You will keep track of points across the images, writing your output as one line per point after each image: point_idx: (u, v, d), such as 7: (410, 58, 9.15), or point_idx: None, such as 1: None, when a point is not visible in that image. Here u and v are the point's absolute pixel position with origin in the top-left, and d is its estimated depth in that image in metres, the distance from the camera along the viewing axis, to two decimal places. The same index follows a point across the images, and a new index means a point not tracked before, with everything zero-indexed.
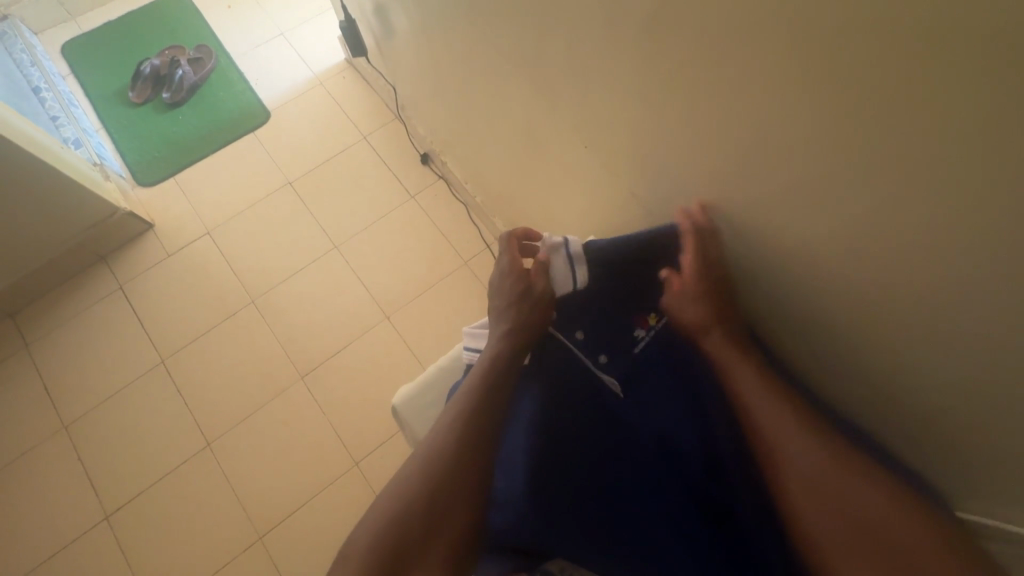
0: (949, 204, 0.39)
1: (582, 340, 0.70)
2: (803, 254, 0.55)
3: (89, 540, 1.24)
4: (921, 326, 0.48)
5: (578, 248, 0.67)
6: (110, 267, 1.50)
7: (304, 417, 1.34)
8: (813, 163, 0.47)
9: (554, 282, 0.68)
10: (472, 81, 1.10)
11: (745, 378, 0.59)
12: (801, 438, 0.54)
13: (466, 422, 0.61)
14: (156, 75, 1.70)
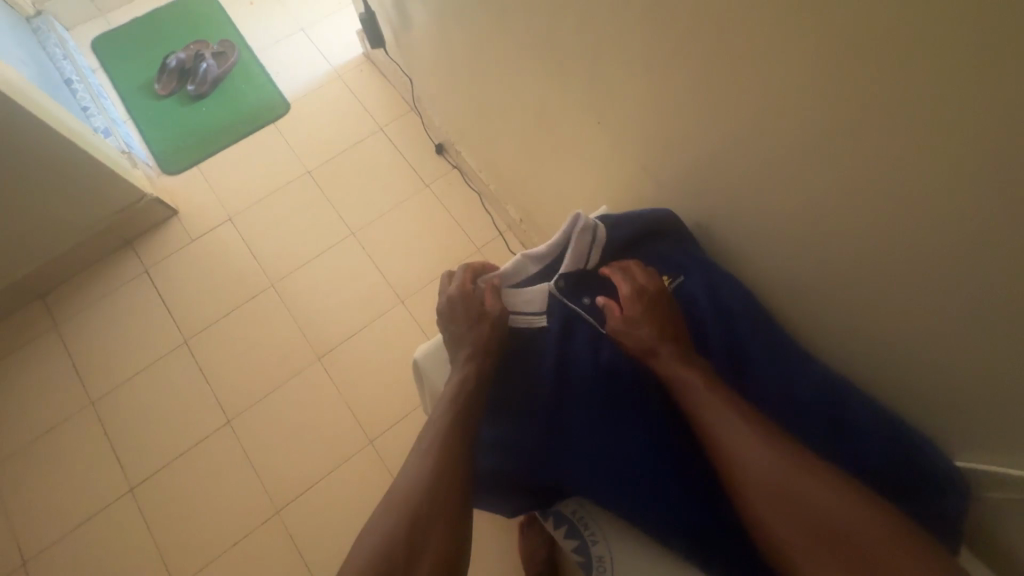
0: (972, 124, 0.43)
1: (589, 305, 0.74)
2: (825, 196, 0.58)
3: (117, 510, 1.29)
4: (937, 258, 0.52)
5: (601, 229, 0.74)
6: (135, 250, 1.55)
7: (321, 397, 1.38)
8: (838, 103, 0.51)
9: (577, 258, 0.74)
10: (484, 65, 1.14)
11: (688, 389, 0.62)
12: (746, 438, 0.58)
13: (450, 435, 0.65)
14: (182, 68, 1.76)
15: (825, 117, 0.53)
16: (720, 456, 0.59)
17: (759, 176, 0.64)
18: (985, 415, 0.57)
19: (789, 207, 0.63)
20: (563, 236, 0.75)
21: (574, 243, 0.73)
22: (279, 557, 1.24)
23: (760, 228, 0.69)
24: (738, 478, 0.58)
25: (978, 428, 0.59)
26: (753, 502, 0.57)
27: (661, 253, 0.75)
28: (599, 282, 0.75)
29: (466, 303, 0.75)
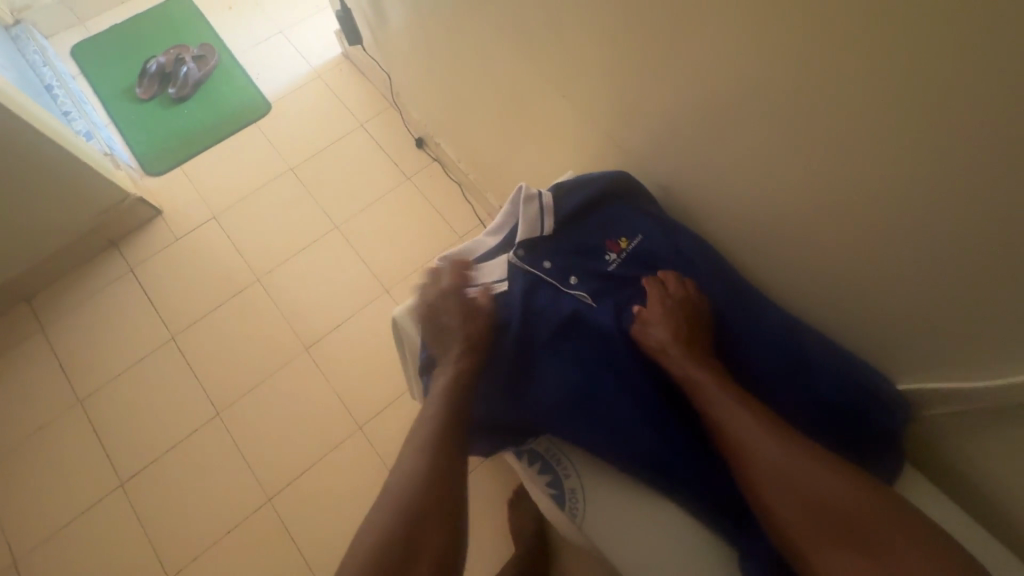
0: (883, 57, 0.49)
1: (550, 269, 0.69)
2: (769, 143, 0.64)
3: (107, 505, 1.30)
4: (869, 188, 0.58)
5: (548, 199, 0.71)
6: (120, 251, 1.57)
7: (310, 386, 1.40)
8: (773, 52, 0.57)
9: (526, 227, 0.70)
10: (458, 54, 1.18)
11: (704, 388, 0.63)
12: (753, 426, 0.60)
13: (440, 441, 0.63)
14: (162, 72, 1.79)
15: (773, 65, 0.58)
16: (733, 447, 0.60)
17: (711, 131, 0.70)
18: (922, 337, 0.63)
19: (745, 158, 0.68)
20: (512, 206, 0.72)
21: (523, 213, 0.70)
22: (273, 542, 1.26)
23: (716, 183, 0.74)
24: (750, 467, 0.59)
25: (919, 350, 0.64)
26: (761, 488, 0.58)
27: (622, 210, 0.73)
28: (558, 246, 0.71)
29: (456, 298, 0.68)
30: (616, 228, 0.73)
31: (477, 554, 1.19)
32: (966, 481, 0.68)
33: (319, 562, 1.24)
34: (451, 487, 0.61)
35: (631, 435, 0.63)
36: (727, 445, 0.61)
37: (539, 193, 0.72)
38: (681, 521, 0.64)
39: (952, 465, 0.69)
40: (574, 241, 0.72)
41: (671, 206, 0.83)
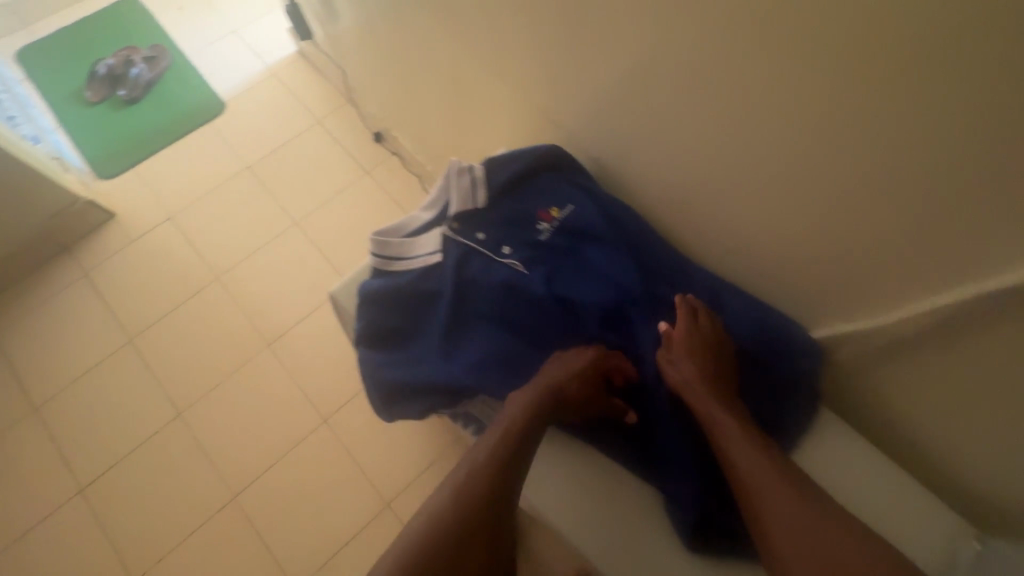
0: (774, 14, 0.53)
1: (483, 240, 0.71)
2: (688, 108, 0.67)
3: (67, 512, 1.28)
4: (777, 143, 0.61)
5: (480, 172, 0.74)
6: (73, 255, 1.54)
7: (273, 382, 1.40)
8: (681, 18, 0.60)
9: (459, 199, 0.72)
10: (405, 44, 1.20)
11: (723, 422, 0.59)
12: (766, 466, 0.56)
13: (495, 476, 0.57)
14: (112, 74, 1.76)
15: (683, 32, 0.61)
16: (738, 480, 0.56)
17: (636, 102, 0.73)
18: (836, 287, 0.66)
19: (668, 127, 0.71)
20: (445, 181, 0.74)
21: (455, 186, 0.73)
22: (241, 539, 1.25)
23: (645, 154, 0.77)
24: (756, 503, 0.55)
25: (835, 300, 0.68)
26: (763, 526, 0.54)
27: (555, 183, 0.75)
28: (490, 218, 0.73)
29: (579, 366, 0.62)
30: (549, 199, 0.74)
31: None
32: (888, 426, 0.72)
33: (287, 556, 1.24)
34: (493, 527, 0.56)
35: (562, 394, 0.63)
36: (735, 479, 0.57)
37: (470, 167, 0.74)
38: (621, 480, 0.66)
39: (874, 412, 0.73)
40: (507, 212, 0.74)
41: (607, 181, 0.85)
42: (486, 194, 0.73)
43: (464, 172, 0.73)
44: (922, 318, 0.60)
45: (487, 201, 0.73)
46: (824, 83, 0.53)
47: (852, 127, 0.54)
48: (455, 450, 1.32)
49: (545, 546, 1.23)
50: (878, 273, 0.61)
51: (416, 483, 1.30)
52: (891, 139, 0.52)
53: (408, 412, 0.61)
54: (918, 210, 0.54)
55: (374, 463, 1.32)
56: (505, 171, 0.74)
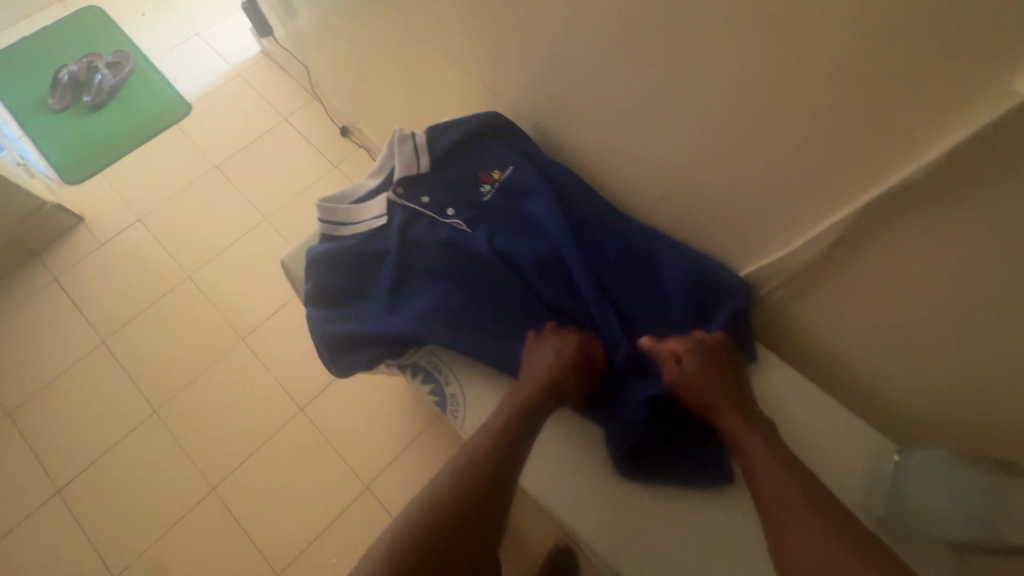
0: None
1: (427, 203, 0.74)
2: (612, 67, 0.70)
3: (46, 513, 1.28)
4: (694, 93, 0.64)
5: (422, 139, 0.76)
6: (43, 261, 1.54)
7: (249, 375, 1.41)
8: None
9: (403, 164, 0.75)
10: (360, 32, 1.22)
11: (743, 438, 0.60)
12: (789, 484, 0.55)
13: (493, 467, 0.57)
14: (76, 81, 1.77)
15: None
16: (760, 498, 0.56)
17: (567, 66, 0.75)
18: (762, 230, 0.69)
19: (598, 88, 0.74)
20: (389, 148, 0.76)
21: (399, 151, 0.75)
22: (221, 528, 1.26)
23: (581, 118, 0.80)
24: (777, 522, 0.53)
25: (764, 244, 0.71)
26: (781, 545, 0.52)
27: (497, 147, 0.78)
28: (434, 183, 0.76)
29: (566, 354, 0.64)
30: (492, 162, 0.77)
31: None
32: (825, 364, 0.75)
33: (270, 543, 1.25)
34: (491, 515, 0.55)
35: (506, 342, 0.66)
36: (760, 500, 0.56)
37: (412, 135, 0.77)
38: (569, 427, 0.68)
39: (811, 352, 0.76)
40: (450, 177, 0.76)
41: (553, 148, 0.88)
42: (429, 159, 0.76)
43: (406, 139, 0.76)
44: (836, 251, 0.63)
45: (431, 167, 0.76)
46: (727, 30, 0.56)
47: (757, 72, 0.57)
48: (433, 429, 1.34)
49: (524, 515, 1.26)
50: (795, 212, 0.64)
51: (396, 464, 1.32)
52: (790, 78, 0.55)
53: (356, 362, 0.65)
54: (823, 145, 0.57)
55: (353, 447, 1.34)
56: (447, 138, 0.77)
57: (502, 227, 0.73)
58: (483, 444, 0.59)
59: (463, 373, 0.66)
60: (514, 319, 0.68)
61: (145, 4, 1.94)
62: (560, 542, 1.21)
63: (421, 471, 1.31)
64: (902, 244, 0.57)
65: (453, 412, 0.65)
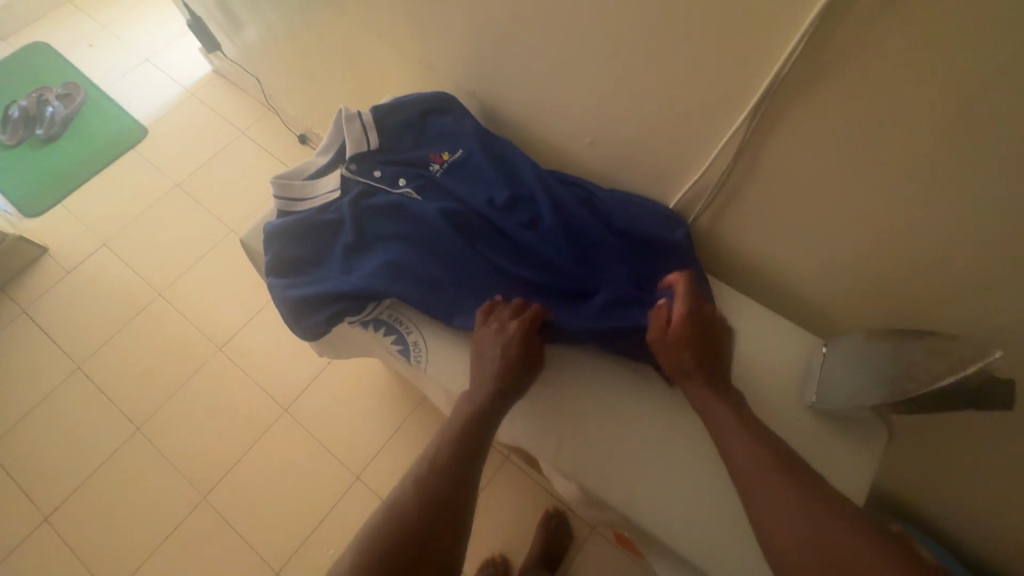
0: None
1: (379, 176, 0.77)
2: (528, 29, 0.74)
3: (34, 542, 1.27)
4: (599, 44, 0.67)
5: (369, 118, 0.79)
6: (10, 294, 1.53)
7: (230, 383, 1.42)
8: None
9: (351, 143, 0.77)
10: (304, 35, 1.25)
11: (710, 404, 0.60)
12: (750, 450, 0.55)
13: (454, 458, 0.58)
14: (27, 116, 1.77)
15: None
16: (735, 472, 0.55)
17: (490, 34, 0.79)
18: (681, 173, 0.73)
19: (521, 52, 0.78)
20: (338, 128, 0.79)
21: (347, 131, 0.77)
22: (215, 535, 1.27)
23: (512, 85, 0.84)
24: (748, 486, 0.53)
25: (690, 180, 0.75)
26: (756, 507, 0.52)
27: (445, 123, 0.81)
28: (384, 157, 0.79)
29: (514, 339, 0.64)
30: (442, 142, 0.80)
31: None
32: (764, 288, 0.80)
33: (265, 543, 1.26)
34: (456, 504, 0.56)
35: (461, 296, 0.69)
36: (731, 467, 0.56)
37: (359, 113, 0.79)
38: None
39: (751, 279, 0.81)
40: (399, 152, 0.80)
41: (494, 119, 0.93)
42: (378, 137, 0.79)
43: (355, 118, 0.78)
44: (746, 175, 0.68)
45: (381, 144, 0.80)
46: None
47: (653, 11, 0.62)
48: (417, 415, 1.37)
49: (513, 485, 1.28)
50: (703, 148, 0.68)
51: (383, 452, 1.34)
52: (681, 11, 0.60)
53: (318, 322, 0.69)
54: None
55: (339, 441, 1.36)
56: (393, 117, 0.81)
57: (451, 195, 0.76)
58: (444, 445, 0.60)
59: (423, 323, 0.71)
60: (464, 270, 0.71)
61: (91, 35, 1.96)
62: (550, 507, 1.24)
63: (411, 458, 1.33)
64: (787, 162, 0.61)
65: (416, 357, 0.70)
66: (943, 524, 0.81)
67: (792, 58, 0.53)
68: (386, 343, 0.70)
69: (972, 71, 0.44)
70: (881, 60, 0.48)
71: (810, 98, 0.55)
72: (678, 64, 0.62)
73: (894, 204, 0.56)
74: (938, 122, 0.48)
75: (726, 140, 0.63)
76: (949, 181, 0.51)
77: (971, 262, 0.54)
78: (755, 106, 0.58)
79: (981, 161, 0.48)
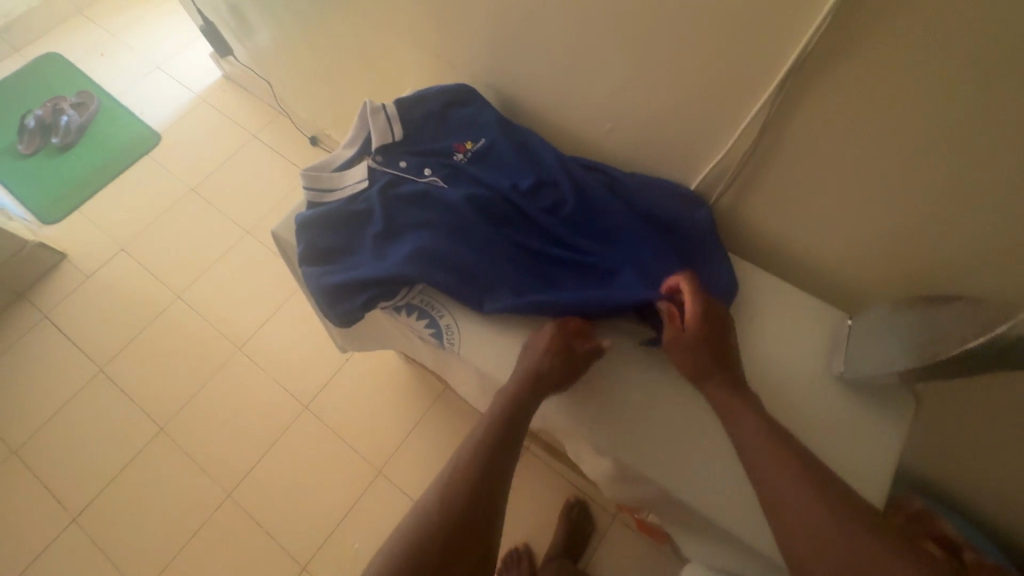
0: None
1: (405, 167, 0.78)
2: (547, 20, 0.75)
3: (63, 542, 1.29)
4: (619, 31, 0.69)
5: (393, 110, 0.80)
6: (31, 300, 1.56)
7: (250, 382, 1.44)
8: None
9: (377, 135, 0.79)
10: (317, 36, 1.27)
11: (734, 409, 0.59)
12: (776, 456, 0.54)
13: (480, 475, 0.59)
14: (42, 125, 1.80)
15: None
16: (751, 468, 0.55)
17: (509, 26, 0.81)
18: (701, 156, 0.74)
19: (540, 43, 0.79)
20: (362, 121, 0.80)
21: (372, 124, 0.79)
22: (241, 531, 1.29)
23: (529, 76, 0.86)
24: (771, 498, 0.53)
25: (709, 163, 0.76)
26: (781, 519, 0.51)
27: (467, 115, 0.83)
28: (409, 148, 0.80)
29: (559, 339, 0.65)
30: (464, 132, 0.82)
31: None
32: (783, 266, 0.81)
33: (290, 538, 1.28)
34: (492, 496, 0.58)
35: (490, 280, 0.71)
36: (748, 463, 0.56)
37: (383, 106, 0.81)
38: None
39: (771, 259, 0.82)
40: (422, 143, 0.81)
41: (512, 110, 0.94)
42: (402, 129, 0.81)
43: (379, 111, 0.79)
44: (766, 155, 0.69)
45: (405, 135, 0.81)
46: None
47: None
48: (437, 408, 1.38)
49: (534, 475, 1.30)
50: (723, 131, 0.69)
51: (404, 446, 1.35)
52: None
53: (353, 308, 0.70)
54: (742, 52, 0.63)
55: (360, 436, 1.37)
56: (416, 109, 0.82)
57: (476, 182, 0.77)
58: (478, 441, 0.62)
59: (454, 308, 0.73)
60: (494, 255, 0.72)
61: (103, 45, 1.99)
62: (571, 497, 1.25)
63: (432, 451, 1.34)
64: (808, 139, 0.62)
65: (449, 341, 0.72)
66: (967, 496, 0.83)
67: (817, 35, 0.54)
68: (419, 328, 0.72)
69: (997, 39, 0.45)
70: (907, 33, 0.49)
71: (833, 73, 0.56)
72: (699, 48, 0.63)
73: (918, 179, 0.57)
74: (965, 91, 0.49)
75: (748, 120, 0.65)
76: (973, 152, 0.52)
77: (995, 233, 0.56)
78: (779, 84, 0.59)
79: (1004, 132, 0.49)
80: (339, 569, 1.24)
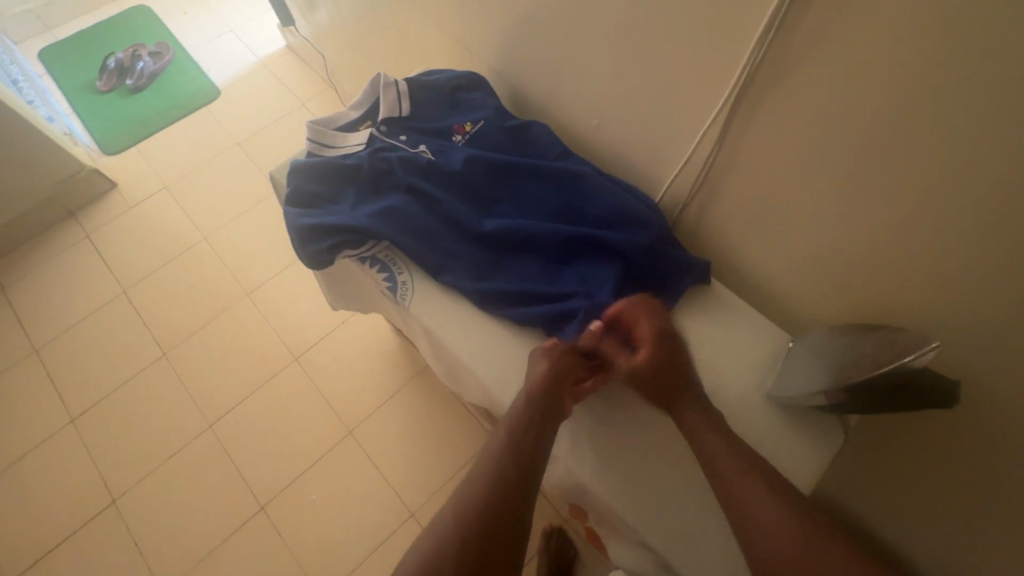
0: None
1: (405, 140, 0.83)
2: (544, 13, 0.80)
3: (60, 438, 1.40)
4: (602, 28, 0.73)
5: (406, 88, 0.85)
6: (79, 220, 1.71)
7: (250, 326, 1.53)
8: None
9: (385, 106, 0.84)
10: (363, 15, 1.36)
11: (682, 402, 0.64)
12: (733, 466, 0.60)
13: (492, 515, 0.58)
14: (121, 67, 1.98)
15: None
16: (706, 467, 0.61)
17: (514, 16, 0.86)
18: (671, 163, 0.77)
19: (538, 37, 0.84)
20: (375, 90, 0.86)
21: (382, 97, 0.84)
22: (213, 460, 1.36)
23: (529, 68, 0.91)
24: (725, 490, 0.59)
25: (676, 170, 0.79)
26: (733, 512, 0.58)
27: (473, 99, 0.87)
28: (413, 125, 0.85)
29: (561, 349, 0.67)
30: (468, 115, 0.85)
31: (401, 460, 1.34)
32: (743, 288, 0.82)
33: (255, 476, 1.34)
34: (510, 532, 0.58)
35: (456, 252, 0.76)
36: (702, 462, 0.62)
37: (397, 82, 0.85)
38: (511, 329, 0.75)
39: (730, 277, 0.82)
40: (425, 121, 0.86)
41: (514, 100, 0.99)
42: (410, 108, 0.85)
43: (393, 86, 0.84)
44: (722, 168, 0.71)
45: (411, 111, 0.86)
46: None
47: None
48: (415, 382, 1.43)
49: None
50: (689, 138, 0.72)
51: (378, 413, 1.40)
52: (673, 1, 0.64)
53: (322, 252, 0.76)
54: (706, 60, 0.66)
55: (338, 396, 1.43)
56: (427, 89, 0.87)
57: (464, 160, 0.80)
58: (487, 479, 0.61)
59: (415, 267, 0.79)
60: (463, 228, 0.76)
61: (188, 5, 2.17)
62: (548, 525, 1.23)
63: (400, 421, 1.39)
64: (761, 151, 0.64)
65: (402, 296, 0.77)
66: None
67: (763, 45, 0.57)
68: (379, 281, 0.78)
69: (920, 62, 0.47)
70: (841, 51, 0.51)
71: (780, 86, 0.58)
72: (669, 51, 0.66)
73: (871, 190, 0.57)
74: (893, 111, 0.51)
75: (706, 128, 0.68)
76: (916, 170, 0.53)
77: (927, 261, 0.56)
78: (732, 92, 0.62)
79: (945, 148, 0.49)
80: (294, 517, 1.29)
